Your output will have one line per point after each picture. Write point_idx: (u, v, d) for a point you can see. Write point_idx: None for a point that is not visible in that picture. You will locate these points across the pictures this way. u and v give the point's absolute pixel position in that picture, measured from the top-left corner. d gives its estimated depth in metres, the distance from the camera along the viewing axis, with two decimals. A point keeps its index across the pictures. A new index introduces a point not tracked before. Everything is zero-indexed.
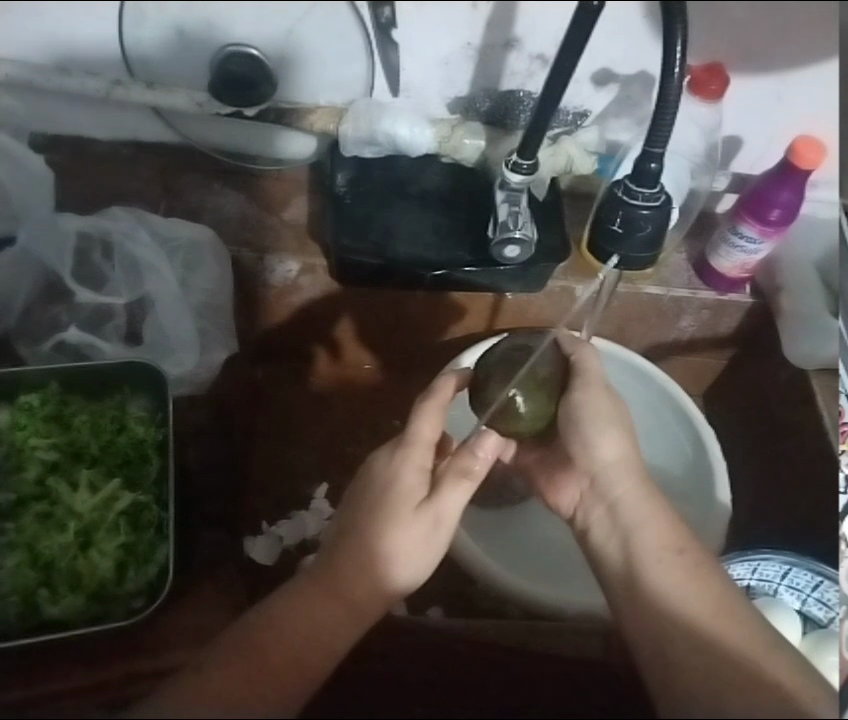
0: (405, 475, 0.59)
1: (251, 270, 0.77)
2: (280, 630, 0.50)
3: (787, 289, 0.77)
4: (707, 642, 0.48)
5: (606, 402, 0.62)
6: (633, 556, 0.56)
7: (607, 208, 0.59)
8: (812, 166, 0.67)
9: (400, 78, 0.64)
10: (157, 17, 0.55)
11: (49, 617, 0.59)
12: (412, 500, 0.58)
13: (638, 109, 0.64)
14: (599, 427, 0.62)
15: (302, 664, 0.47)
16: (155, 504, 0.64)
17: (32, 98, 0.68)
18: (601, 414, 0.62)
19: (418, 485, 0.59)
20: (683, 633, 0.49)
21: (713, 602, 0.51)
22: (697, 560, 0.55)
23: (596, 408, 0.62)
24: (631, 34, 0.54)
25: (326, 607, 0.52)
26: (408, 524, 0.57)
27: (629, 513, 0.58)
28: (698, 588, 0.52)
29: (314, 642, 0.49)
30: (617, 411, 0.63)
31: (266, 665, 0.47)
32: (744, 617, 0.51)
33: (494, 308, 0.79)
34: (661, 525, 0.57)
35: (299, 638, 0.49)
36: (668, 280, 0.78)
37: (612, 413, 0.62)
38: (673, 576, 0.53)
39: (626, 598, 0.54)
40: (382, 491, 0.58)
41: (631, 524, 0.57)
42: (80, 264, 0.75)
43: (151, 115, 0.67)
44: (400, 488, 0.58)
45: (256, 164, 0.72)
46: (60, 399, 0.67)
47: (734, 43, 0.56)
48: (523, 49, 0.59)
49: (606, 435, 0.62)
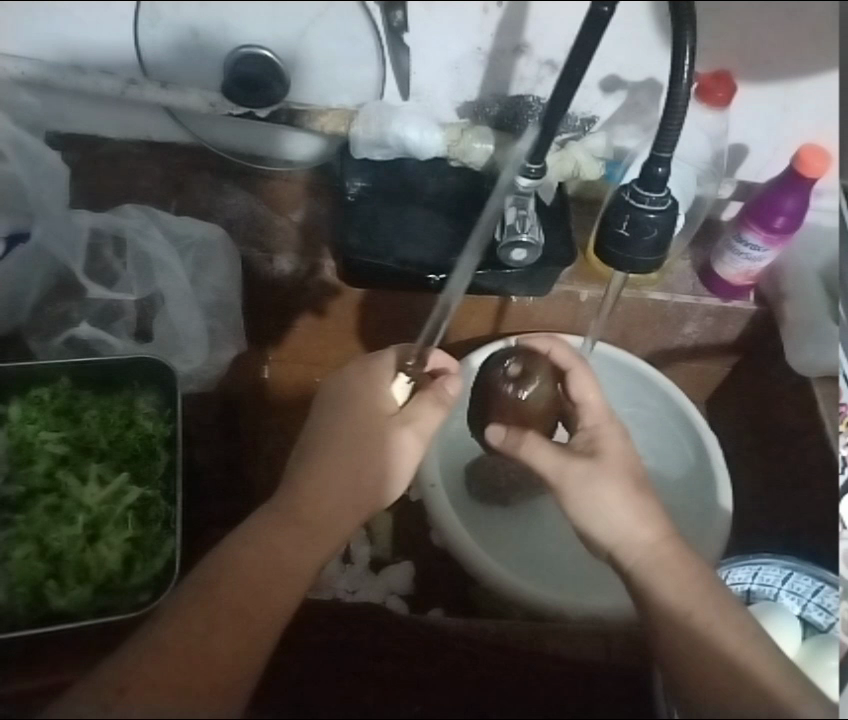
0: (373, 398, 0.59)
1: (258, 267, 0.77)
2: (238, 563, 0.52)
3: (791, 296, 0.77)
4: (700, 631, 0.50)
5: (598, 468, 0.59)
6: (650, 603, 0.53)
7: (614, 214, 0.56)
8: (817, 174, 0.66)
9: (412, 81, 0.65)
10: (172, 15, 0.55)
11: (57, 609, 0.59)
12: (373, 412, 0.59)
13: (647, 116, 0.66)
14: (602, 492, 0.58)
15: (253, 623, 0.49)
16: (163, 499, 0.65)
17: (46, 93, 0.69)
18: (604, 488, 0.58)
19: (386, 403, 0.59)
20: (673, 628, 0.50)
21: (703, 588, 0.53)
22: (667, 535, 0.56)
23: (594, 483, 0.58)
24: (640, 39, 0.55)
25: (284, 535, 0.54)
26: (377, 448, 0.58)
27: (646, 570, 0.54)
28: (729, 625, 0.50)
29: (264, 588, 0.51)
30: (617, 489, 0.58)
31: (225, 611, 0.49)
32: (746, 622, 0.52)
33: (499, 311, 0.81)
34: (675, 573, 0.54)
35: (256, 578, 0.51)
36: (673, 286, 0.79)
37: (607, 483, 0.58)
38: (706, 616, 0.50)
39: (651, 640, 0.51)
40: (350, 413, 0.59)
41: (647, 577, 0.54)
42: (92, 260, 0.75)
43: (164, 115, 0.71)
44: (366, 407, 0.59)
45: (266, 164, 0.75)
46: (71, 393, 0.68)
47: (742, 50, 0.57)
48: (533, 55, 0.60)
49: (627, 509, 0.57)
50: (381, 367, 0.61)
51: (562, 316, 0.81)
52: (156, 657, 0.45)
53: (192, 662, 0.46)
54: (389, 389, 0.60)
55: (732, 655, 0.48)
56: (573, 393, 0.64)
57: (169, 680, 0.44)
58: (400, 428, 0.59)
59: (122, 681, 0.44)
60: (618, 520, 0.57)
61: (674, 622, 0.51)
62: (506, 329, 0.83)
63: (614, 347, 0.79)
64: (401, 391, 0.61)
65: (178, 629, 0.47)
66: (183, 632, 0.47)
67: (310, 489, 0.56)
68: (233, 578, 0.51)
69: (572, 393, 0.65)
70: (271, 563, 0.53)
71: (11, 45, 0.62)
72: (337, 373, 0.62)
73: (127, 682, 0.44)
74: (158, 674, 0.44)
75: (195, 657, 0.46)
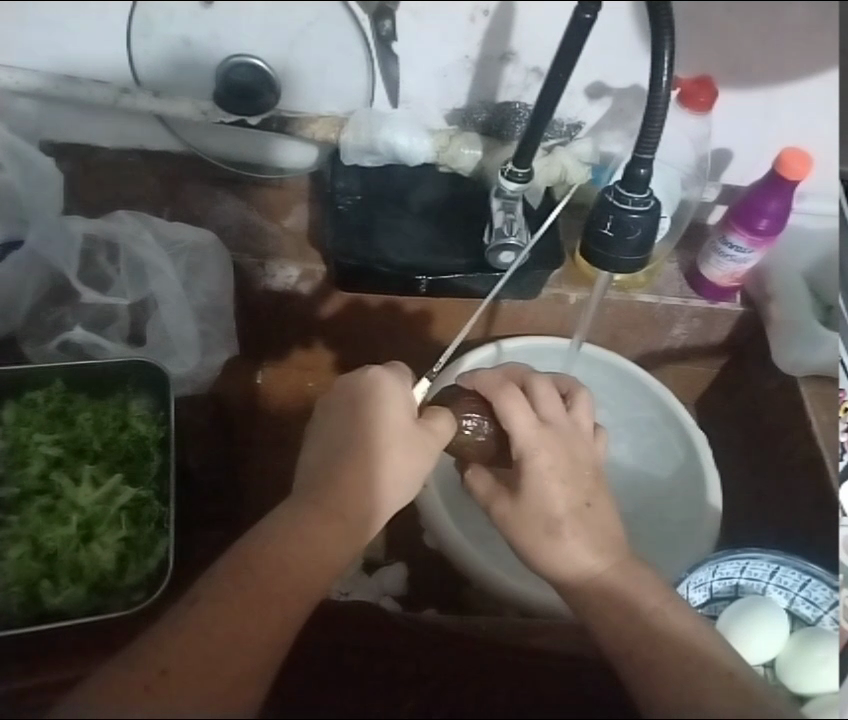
0: (401, 401, 0.58)
1: (250, 274, 0.80)
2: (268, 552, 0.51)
3: (776, 296, 0.80)
4: (670, 639, 0.50)
5: (517, 510, 0.61)
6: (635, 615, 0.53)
7: (598, 214, 0.58)
8: (799, 177, 0.67)
9: (400, 89, 0.62)
10: (166, 27, 0.53)
11: (51, 608, 0.61)
12: (398, 410, 0.58)
13: (630, 123, 0.63)
14: (523, 537, 0.61)
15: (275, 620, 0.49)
16: (155, 500, 0.66)
17: (42, 101, 0.66)
18: (522, 531, 0.61)
19: (410, 407, 0.59)
20: (623, 651, 0.50)
21: (654, 610, 0.53)
22: (619, 559, 0.57)
23: (511, 527, 0.61)
24: (624, 44, 0.54)
25: (316, 526, 0.54)
26: (402, 449, 0.57)
27: (631, 589, 0.55)
28: (715, 645, 0.51)
29: (287, 584, 0.50)
30: (546, 525, 0.59)
31: (261, 597, 0.49)
32: (706, 632, 0.52)
33: (490, 314, 0.83)
34: (656, 595, 0.54)
35: (279, 573, 0.51)
36: (661, 289, 0.81)
37: (523, 526, 0.61)
38: (700, 636, 0.51)
39: (628, 650, 0.50)
40: (378, 411, 0.58)
41: (633, 596, 0.54)
42: (86, 265, 0.77)
43: (154, 122, 0.65)
44: (395, 408, 0.58)
45: (259, 173, 0.72)
46: (65, 396, 0.69)
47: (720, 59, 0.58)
48: (519, 62, 0.59)
49: (562, 546, 0.58)
50: (399, 373, 0.62)
51: (552, 319, 0.83)
52: (190, 647, 0.45)
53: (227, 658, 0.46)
54: (408, 392, 0.60)
55: (694, 656, 0.49)
56: (511, 421, 0.60)
57: (199, 679, 0.44)
58: (422, 433, 0.58)
59: (162, 663, 0.44)
60: (553, 564, 0.59)
61: (622, 643, 0.51)
62: (498, 331, 0.85)
63: (601, 347, 0.81)
64: (421, 395, 0.62)
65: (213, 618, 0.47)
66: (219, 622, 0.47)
67: (338, 485, 0.56)
68: (266, 566, 0.50)
69: (512, 421, 0.61)
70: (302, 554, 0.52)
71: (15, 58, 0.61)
72: (362, 370, 0.61)
73: (166, 664, 0.44)
74: (193, 668, 0.45)
75: (223, 655, 0.46)
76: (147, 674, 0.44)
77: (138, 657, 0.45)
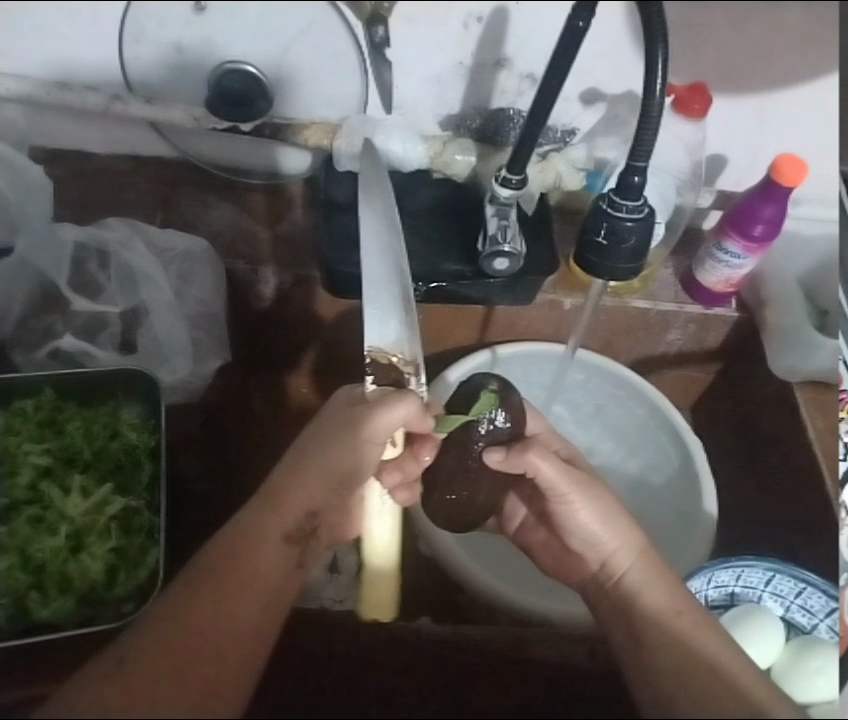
0: (346, 409, 0.61)
1: (244, 280, 0.77)
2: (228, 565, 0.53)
3: (772, 302, 0.81)
4: (688, 649, 0.52)
5: (588, 483, 0.67)
6: (641, 624, 0.55)
7: (592, 221, 0.59)
8: (791, 183, 0.67)
9: (394, 95, 0.61)
10: (159, 32, 0.52)
11: (39, 619, 0.60)
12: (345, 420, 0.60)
13: (625, 129, 0.64)
14: (575, 510, 0.66)
15: (235, 618, 0.50)
16: (146, 509, 0.66)
17: (35, 111, 0.66)
18: (590, 500, 0.66)
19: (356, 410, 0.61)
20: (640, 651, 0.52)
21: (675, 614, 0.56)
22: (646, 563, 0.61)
23: (591, 490, 0.66)
24: (616, 56, 0.53)
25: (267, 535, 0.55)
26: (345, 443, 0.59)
27: (636, 587, 0.59)
28: (714, 642, 0.53)
29: (247, 593, 0.51)
30: (604, 495, 0.66)
31: (222, 600, 0.51)
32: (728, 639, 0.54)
33: (484, 320, 0.83)
34: (661, 591, 0.58)
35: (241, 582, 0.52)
36: (657, 294, 0.82)
37: (592, 498, 0.66)
38: (709, 640, 0.53)
39: (635, 646, 0.53)
40: (329, 427, 0.60)
41: (634, 588, 0.59)
42: (76, 274, 0.78)
43: (148, 129, 0.64)
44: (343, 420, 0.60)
45: (248, 178, 0.71)
46: (55, 404, 0.71)
47: (717, 83, 0.57)
48: (513, 68, 0.58)
49: (621, 522, 0.65)
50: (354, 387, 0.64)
51: (546, 327, 0.83)
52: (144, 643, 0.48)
53: (190, 659, 0.47)
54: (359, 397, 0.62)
55: (715, 666, 0.50)
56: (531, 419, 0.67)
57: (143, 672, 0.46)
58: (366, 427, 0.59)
59: (121, 654, 0.48)
60: (601, 538, 0.64)
61: (642, 647, 0.53)
62: (491, 337, 0.85)
63: (599, 354, 0.80)
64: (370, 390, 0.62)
65: (171, 615, 0.50)
66: (183, 629, 0.49)
67: (292, 497, 0.58)
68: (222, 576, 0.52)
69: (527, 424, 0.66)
70: (254, 569, 0.53)
71: (9, 68, 0.61)
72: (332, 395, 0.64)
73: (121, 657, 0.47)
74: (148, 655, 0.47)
75: (173, 652, 0.47)
76: (127, 654, 0.47)
77: (111, 653, 0.48)
